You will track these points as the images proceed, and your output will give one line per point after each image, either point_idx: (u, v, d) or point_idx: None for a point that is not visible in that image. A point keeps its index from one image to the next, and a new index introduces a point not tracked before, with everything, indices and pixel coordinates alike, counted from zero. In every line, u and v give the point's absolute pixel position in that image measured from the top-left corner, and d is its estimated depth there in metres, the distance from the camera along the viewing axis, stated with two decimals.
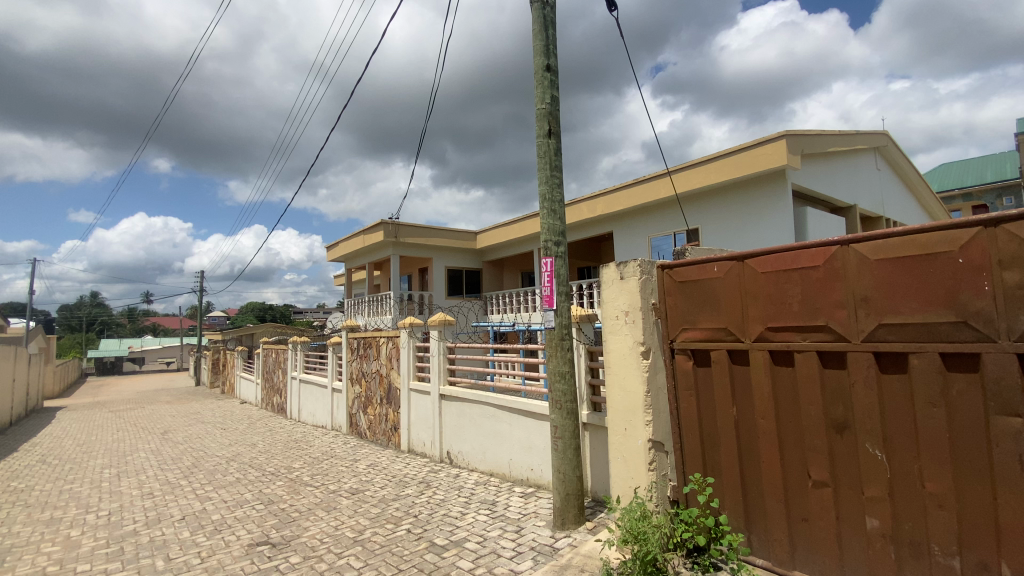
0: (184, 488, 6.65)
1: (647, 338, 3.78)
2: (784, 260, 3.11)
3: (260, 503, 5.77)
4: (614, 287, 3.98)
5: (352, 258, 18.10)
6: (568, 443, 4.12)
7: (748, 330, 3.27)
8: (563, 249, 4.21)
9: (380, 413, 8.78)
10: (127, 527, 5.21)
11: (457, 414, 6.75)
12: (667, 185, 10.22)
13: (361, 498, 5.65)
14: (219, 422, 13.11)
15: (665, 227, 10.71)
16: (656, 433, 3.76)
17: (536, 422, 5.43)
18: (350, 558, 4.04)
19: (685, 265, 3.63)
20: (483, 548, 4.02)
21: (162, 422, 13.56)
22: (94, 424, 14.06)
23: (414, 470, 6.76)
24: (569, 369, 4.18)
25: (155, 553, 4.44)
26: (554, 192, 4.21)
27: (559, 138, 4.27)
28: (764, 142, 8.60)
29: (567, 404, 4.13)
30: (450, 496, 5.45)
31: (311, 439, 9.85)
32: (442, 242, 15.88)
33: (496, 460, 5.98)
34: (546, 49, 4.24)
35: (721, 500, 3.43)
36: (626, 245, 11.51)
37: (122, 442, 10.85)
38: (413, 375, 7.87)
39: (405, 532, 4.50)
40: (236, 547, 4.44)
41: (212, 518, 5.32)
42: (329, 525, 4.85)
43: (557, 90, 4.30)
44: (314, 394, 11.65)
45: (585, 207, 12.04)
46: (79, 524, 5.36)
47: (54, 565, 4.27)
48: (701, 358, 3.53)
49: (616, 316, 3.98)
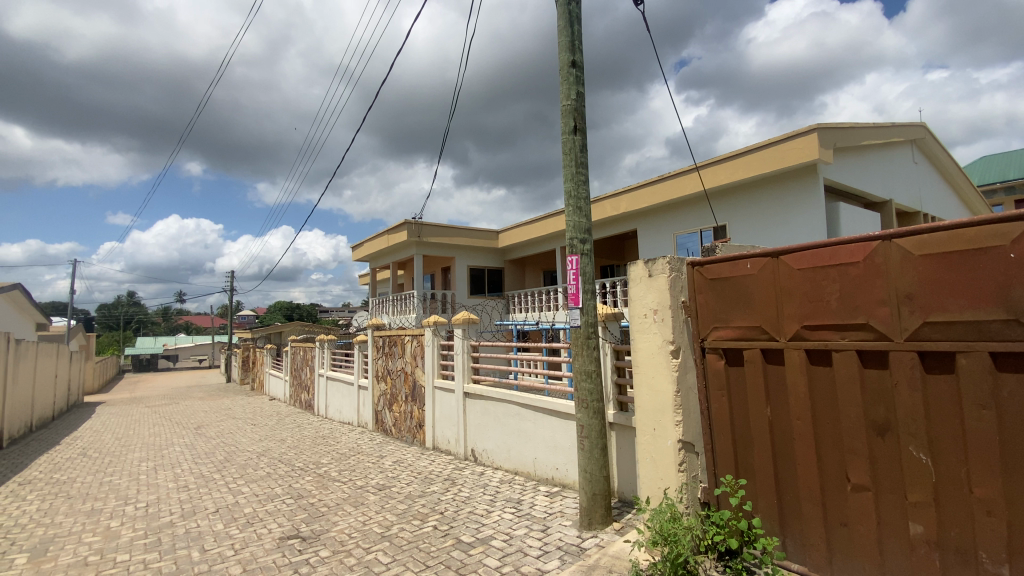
0: (217, 482, 6.84)
1: (677, 337, 3.72)
2: (821, 256, 3.01)
3: (290, 497, 5.89)
4: (642, 285, 3.92)
5: (376, 258, 18.35)
6: (595, 443, 4.07)
7: (783, 329, 3.17)
8: (589, 247, 4.15)
9: (405, 411, 8.87)
10: (163, 518, 5.38)
11: (481, 412, 6.76)
12: (695, 181, 10.01)
13: (387, 494, 5.71)
14: (249, 418, 13.47)
15: (692, 224, 10.52)
16: (686, 433, 3.69)
17: (561, 420, 5.39)
18: (378, 554, 4.08)
19: (716, 262, 3.55)
20: (509, 546, 4.00)
21: (196, 418, 13.98)
22: (132, 418, 14.59)
23: (439, 468, 6.78)
24: (595, 368, 4.13)
25: (191, 544, 4.57)
26: (579, 189, 4.17)
27: (584, 135, 4.22)
28: (794, 136, 8.38)
29: (593, 404, 4.07)
30: (475, 494, 5.45)
31: (338, 435, 10.01)
32: (464, 241, 15.96)
33: (521, 459, 5.96)
34: (571, 45, 4.20)
35: (755, 502, 3.35)
36: (650, 243, 11.37)
37: (158, 436, 11.24)
38: (438, 373, 7.93)
39: (430, 529, 4.52)
40: (268, 540, 4.54)
41: (244, 511, 5.45)
42: (357, 520, 4.91)
43: (583, 86, 4.25)
44: (341, 391, 11.84)
45: (609, 204, 11.92)
46: (118, 515, 5.56)
47: (95, 554, 4.43)
48: (733, 357, 3.45)
49: (644, 315, 3.91)
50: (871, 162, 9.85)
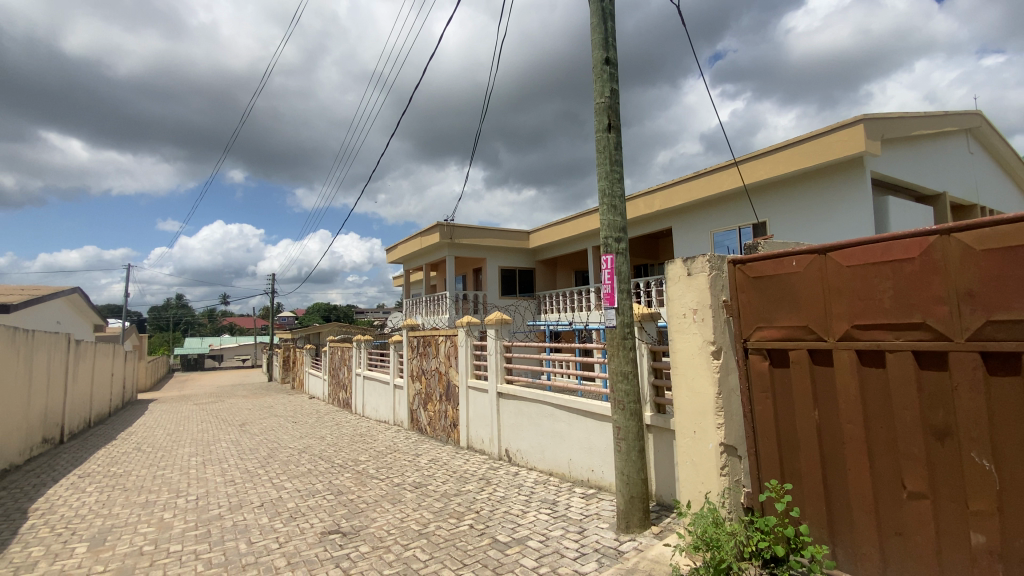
0: (261, 477, 7.10)
1: (718, 338, 3.62)
2: (873, 252, 2.88)
3: (330, 493, 6.05)
4: (680, 284, 3.84)
5: (409, 259, 18.64)
6: (632, 445, 4.01)
7: (831, 328, 3.05)
8: (624, 245, 4.09)
9: (439, 410, 8.97)
10: (212, 511, 5.61)
11: (515, 413, 6.76)
12: (734, 176, 9.74)
13: (423, 492, 5.79)
14: (290, 416, 13.91)
15: (730, 222, 10.24)
16: (728, 437, 3.59)
17: (596, 422, 5.33)
18: (416, 550, 4.14)
19: (759, 259, 3.44)
20: (546, 547, 3.99)
21: (240, 415, 14.55)
22: (181, 415, 15.30)
23: (473, 467, 6.83)
24: (632, 369, 4.07)
25: (239, 536, 4.75)
26: (614, 187, 4.12)
27: (619, 133, 4.17)
28: (838, 128, 8.06)
29: (630, 405, 4.02)
30: (510, 494, 5.46)
31: (374, 433, 10.23)
32: (496, 242, 16.03)
33: (555, 460, 5.93)
34: (605, 42, 4.16)
35: (802, 509, 3.22)
36: (686, 241, 11.15)
37: (206, 432, 11.76)
38: (471, 373, 7.98)
39: (467, 528, 4.55)
40: (311, 534, 4.67)
41: (288, 505, 5.64)
42: (395, 517, 5.00)
43: (617, 83, 4.20)
44: (377, 390, 12.09)
45: (643, 202, 11.74)
46: (171, 507, 5.84)
47: (150, 544, 4.67)
48: (778, 358, 3.33)
49: (683, 314, 3.83)
50: (922, 153, 9.37)
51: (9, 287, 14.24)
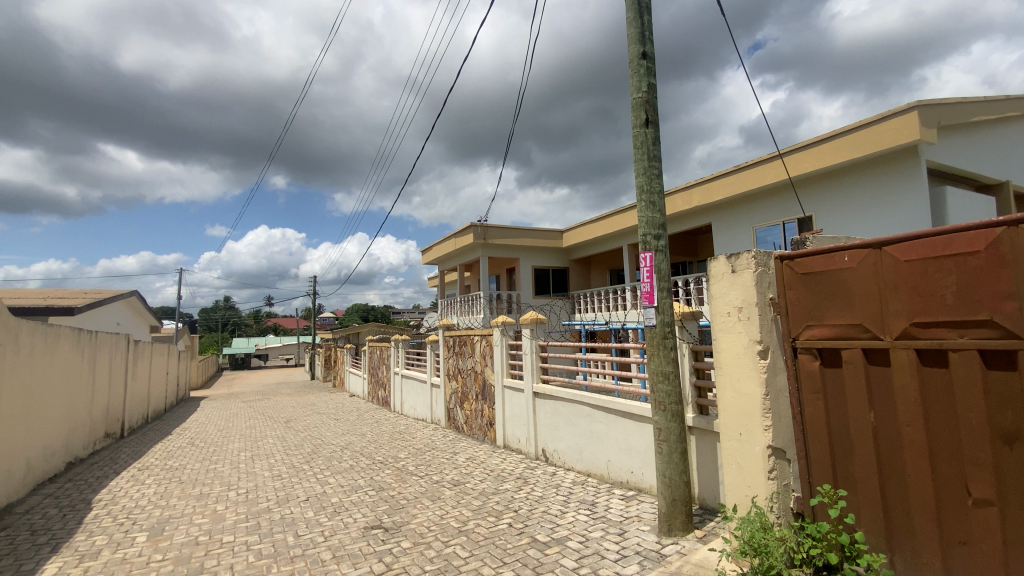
0: (306, 472, 7.36)
1: (765, 337, 3.50)
2: (933, 245, 2.72)
3: (372, 489, 6.20)
4: (724, 281, 3.73)
5: (444, 260, 18.88)
6: (674, 447, 3.93)
7: (888, 326, 2.90)
8: (664, 243, 4.01)
9: (476, 408, 9.05)
10: (261, 504, 5.85)
11: (552, 412, 6.74)
12: (777, 169, 9.40)
13: (462, 490, 5.85)
14: (332, 413, 14.34)
15: (773, 216, 9.90)
16: (776, 439, 3.47)
17: (635, 423, 5.25)
18: (456, 547, 4.19)
19: (808, 255, 3.31)
20: (586, 548, 3.96)
21: (285, 412, 15.09)
22: (230, 412, 16.01)
23: (511, 466, 6.85)
24: (673, 369, 3.98)
25: (287, 529, 4.93)
26: (652, 183, 4.04)
27: (657, 127, 4.09)
28: (890, 116, 7.67)
29: (671, 406, 3.93)
30: (548, 493, 5.45)
31: (413, 431, 10.41)
32: (529, 241, 16.03)
33: (593, 461, 5.88)
34: (641, 36, 4.09)
35: (857, 515, 3.08)
36: (727, 238, 10.85)
37: (254, 428, 12.27)
38: (507, 373, 8.01)
39: (505, 526, 4.57)
40: (354, 529, 4.79)
41: (332, 500, 5.81)
42: (435, 514, 5.07)
43: (654, 77, 4.12)
44: (415, 389, 12.31)
45: (680, 198, 11.50)
46: (223, 500, 6.11)
47: (205, 535, 4.90)
48: (830, 358, 3.19)
49: (728, 313, 3.71)
50: (983, 139, 8.80)
51: (74, 291, 15.26)
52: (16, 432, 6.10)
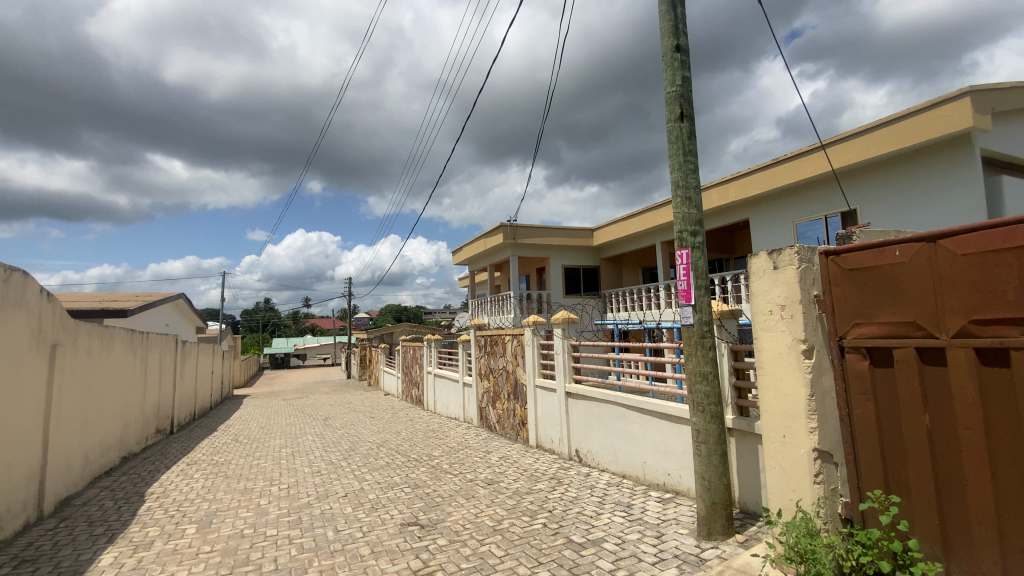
0: (344, 468, 7.54)
1: (809, 336, 3.36)
2: (993, 238, 2.56)
3: (408, 486, 6.29)
4: (766, 278, 3.61)
5: (475, 261, 19.01)
6: (713, 449, 3.83)
7: (944, 324, 2.75)
8: (700, 239, 3.93)
9: (508, 408, 9.07)
10: (302, 499, 6.03)
11: (585, 413, 6.69)
12: (818, 161, 9.06)
13: (496, 489, 5.88)
14: (368, 411, 14.65)
15: (815, 211, 9.54)
16: (823, 442, 3.33)
17: (672, 425, 5.14)
18: (492, 546, 4.21)
19: (855, 250, 3.17)
20: (622, 550, 3.91)
21: (323, 410, 15.51)
22: (272, 410, 16.59)
23: (544, 466, 6.82)
24: (711, 369, 3.88)
25: (326, 524, 5.06)
26: (688, 179, 3.96)
27: (692, 122, 4.00)
28: (939, 103, 7.29)
29: (710, 407, 3.84)
30: (582, 494, 5.41)
31: (446, 429, 10.52)
32: (560, 240, 15.96)
33: (629, 462, 5.79)
34: (675, 29, 4.01)
35: (911, 522, 2.92)
36: (765, 233, 10.53)
37: (294, 425, 12.66)
38: (539, 372, 8.00)
39: (541, 526, 4.57)
40: (391, 525, 4.88)
41: (369, 496, 5.94)
42: (470, 512, 5.11)
43: (689, 70, 4.04)
44: (447, 388, 12.44)
45: (716, 193, 11.23)
46: (266, 494, 6.33)
47: (250, 528, 5.09)
48: (880, 357, 3.05)
49: (769, 311, 3.59)
50: None
51: (127, 294, 16.13)
52: (76, 428, 6.47)
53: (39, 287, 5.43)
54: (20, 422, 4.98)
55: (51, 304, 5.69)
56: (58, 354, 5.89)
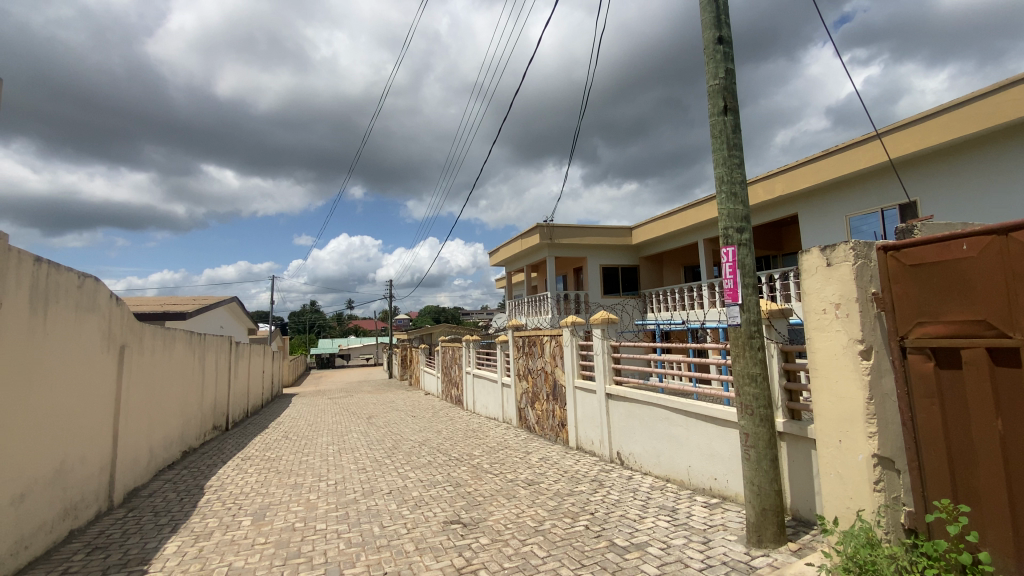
0: (388, 466, 7.73)
1: (867, 335, 3.20)
2: None
3: (449, 485, 6.38)
4: (818, 275, 3.46)
5: (511, 262, 19.07)
6: (763, 454, 3.70)
7: (1019, 323, 2.56)
8: (747, 236, 3.80)
9: (547, 409, 9.05)
10: (349, 495, 6.22)
11: (626, 414, 6.59)
12: (871, 151, 8.61)
13: (537, 490, 5.88)
14: (409, 410, 14.95)
15: (870, 203, 9.04)
16: (883, 448, 3.16)
17: (718, 428, 5.00)
18: (534, 546, 4.21)
19: (917, 245, 2.99)
20: (668, 555, 3.83)
21: (366, 409, 15.95)
22: (318, 408, 17.21)
23: (585, 468, 6.77)
24: (760, 370, 3.75)
25: (372, 520, 5.20)
26: (733, 173, 3.84)
27: (736, 115, 3.88)
28: (1006, 86, 6.85)
29: (759, 410, 3.71)
30: (625, 497, 5.33)
31: (486, 429, 10.60)
32: (597, 240, 15.80)
33: (672, 466, 5.67)
34: (716, 20, 3.90)
35: (981, 533, 2.73)
36: (816, 228, 10.07)
37: (339, 423, 13.08)
38: (578, 373, 7.94)
39: (583, 528, 4.53)
40: (434, 523, 4.96)
41: (412, 494, 6.06)
42: (511, 512, 5.14)
43: (732, 62, 3.91)
44: (486, 388, 12.55)
45: (762, 187, 10.83)
46: (315, 490, 6.58)
47: (301, 521, 5.29)
48: (946, 358, 2.87)
49: (823, 310, 3.44)
50: None
51: (185, 298, 17.10)
52: (142, 424, 6.91)
53: (109, 292, 5.83)
54: (91, 417, 5.34)
55: (120, 307, 6.10)
56: (126, 354, 6.30)
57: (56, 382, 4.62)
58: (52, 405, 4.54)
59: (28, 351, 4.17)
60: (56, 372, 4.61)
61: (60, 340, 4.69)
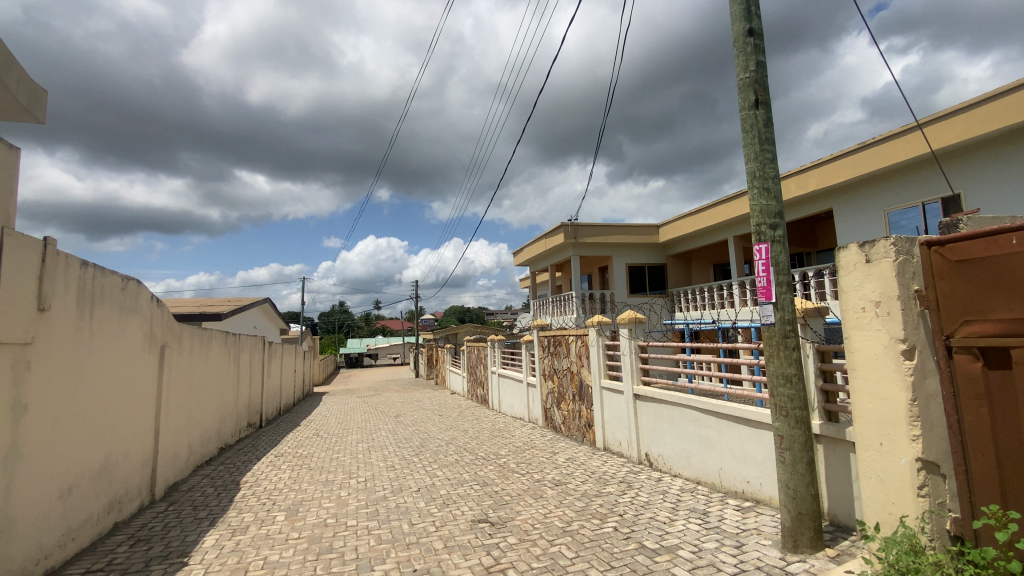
0: (416, 464, 7.82)
1: (909, 335, 3.07)
2: None
3: (477, 484, 6.42)
4: (857, 273, 3.34)
5: (536, 261, 19.04)
6: (799, 457, 3.60)
7: None
8: (781, 233, 3.70)
9: (573, 409, 8.99)
10: (379, 492, 6.32)
11: (654, 415, 6.51)
12: (911, 143, 8.28)
13: (564, 490, 5.86)
14: (436, 409, 15.11)
15: (910, 197, 8.69)
16: (928, 452, 3.02)
17: (751, 430, 4.88)
18: (562, 547, 4.20)
19: (964, 239, 2.86)
20: (699, 559, 3.76)
21: (394, 407, 16.17)
22: (347, 407, 17.55)
23: (613, 469, 6.71)
24: (796, 371, 3.64)
25: (401, 517, 5.26)
26: (766, 168, 3.74)
27: (768, 108, 3.78)
28: None
29: (794, 412, 3.61)
30: (655, 499, 5.27)
31: (512, 429, 10.63)
32: (623, 239, 15.64)
33: (703, 468, 5.56)
34: (747, 12, 3.81)
35: None
36: (851, 223, 9.74)
37: (368, 422, 13.31)
38: (605, 373, 7.86)
39: (611, 530, 4.49)
40: (462, 521, 5.00)
41: (440, 492, 6.13)
42: (539, 512, 5.13)
43: (764, 54, 3.82)
44: (512, 388, 12.55)
45: (794, 182, 10.53)
46: (346, 486, 6.72)
47: (332, 517, 5.41)
48: (995, 358, 2.74)
49: (860, 309, 3.33)
50: None
51: (219, 299, 17.66)
52: (182, 421, 7.18)
53: (151, 295, 6.09)
54: (134, 413, 5.57)
55: (161, 309, 6.35)
56: (166, 354, 6.55)
57: (102, 381, 4.85)
58: (97, 402, 4.74)
59: (75, 351, 4.36)
60: (100, 370, 4.81)
61: (105, 340, 4.91)
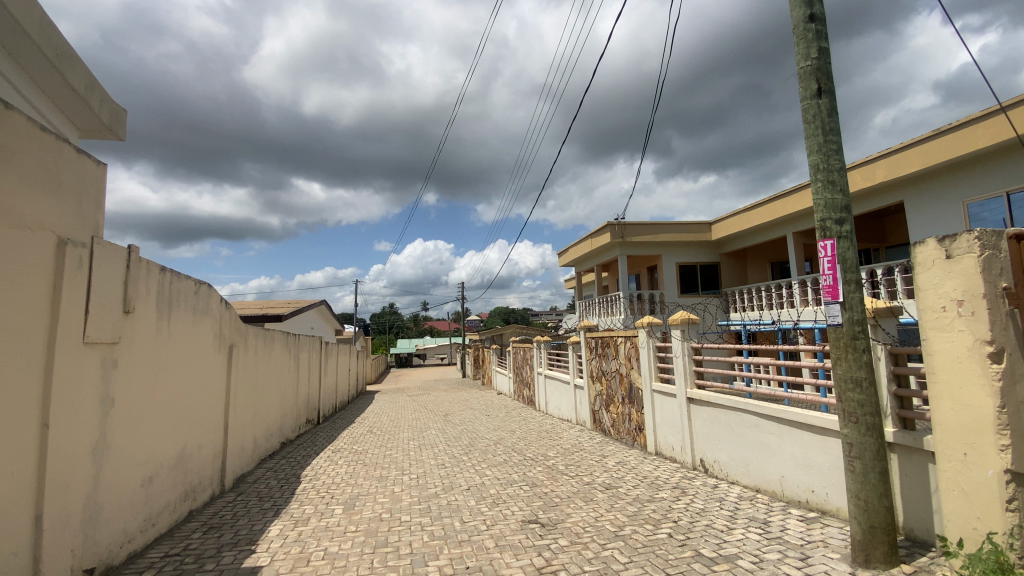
0: (465, 463, 7.94)
1: (998, 335, 2.83)
2: None
3: (526, 484, 6.45)
4: (936, 270, 3.10)
5: (582, 262, 18.87)
6: (870, 465, 3.39)
7: None
8: (848, 228, 3.50)
9: (623, 412, 8.84)
10: (430, 490, 6.47)
11: (709, 420, 6.30)
12: (992, 128, 7.62)
13: (615, 494, 5.77)
14: (484, 409, 15.27)
15: (993, 186, 7.99)
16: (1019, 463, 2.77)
17: (816, 437, 4.63)
18: (615, 551, 4.15)
19: None
20: (760, 570, 3.61)
21: (442, 407, 16.47)
22: (398, 405, 18.06)
23: (665, 474, 6.54)
24: (866, 374, 3.42)
25: (453, 514, 5.36)
26: (830, 160, 3.55)
27: (832, 96, 3.59)
28: None
29: (865, 417, 3.40)
30: (711, 506, 5.10)
31: (559, 431, 10.58)
32: (672, 237, 15.23)
33: (763, 476, 5.33)
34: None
35: None
36: (924, 217, 9.06)
37: (419, 420, 13.64)
38: (655, 375, 7.68)
39: (666, 536, 4.39)
40: (513, 521, 5.04)
41: (490, 491, 6.20)
42: (589, 515, 5.08)
43: (827, 40, 3.63)
44: (559, 389, 12.48)
45: (860, 174, 9.90)
46: (399, 482, 6.92)
47: (387, 512, 5.59)
48: None
49: (940, 309, 3.09)
50: None
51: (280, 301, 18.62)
52: (248, 417, 7.62)
53: (220, 297, 6.51)
54: (206, 407, 5.97)
55: (229, 311, 6.78)
56: (234, 353, 6.99)
57: (178, 377, 5.23)
58: (173, 397, 5.12)
59: (155, 350, 4.73)
60: (176, 367, 5.19)
61: (180, 339, 5.29)
